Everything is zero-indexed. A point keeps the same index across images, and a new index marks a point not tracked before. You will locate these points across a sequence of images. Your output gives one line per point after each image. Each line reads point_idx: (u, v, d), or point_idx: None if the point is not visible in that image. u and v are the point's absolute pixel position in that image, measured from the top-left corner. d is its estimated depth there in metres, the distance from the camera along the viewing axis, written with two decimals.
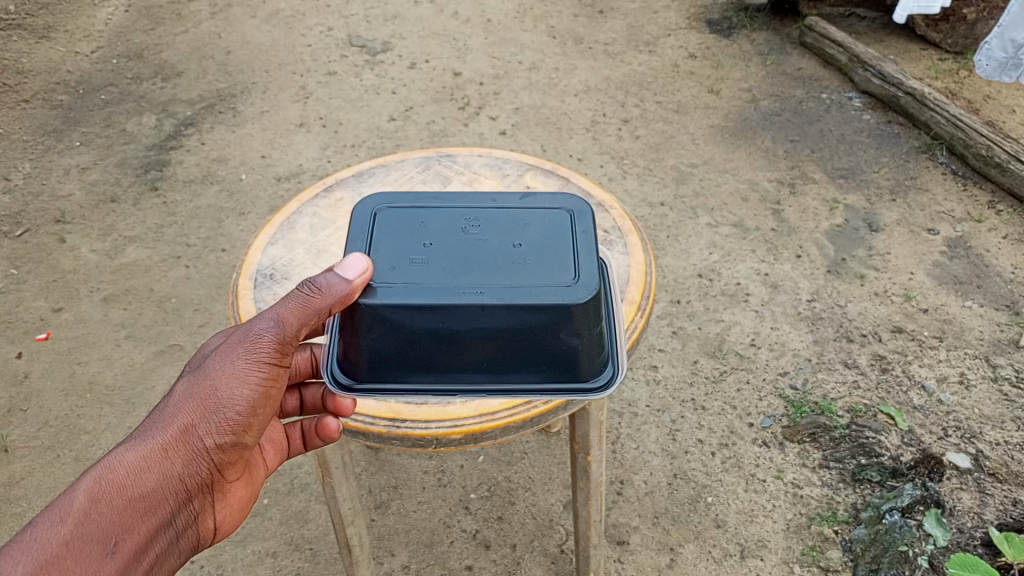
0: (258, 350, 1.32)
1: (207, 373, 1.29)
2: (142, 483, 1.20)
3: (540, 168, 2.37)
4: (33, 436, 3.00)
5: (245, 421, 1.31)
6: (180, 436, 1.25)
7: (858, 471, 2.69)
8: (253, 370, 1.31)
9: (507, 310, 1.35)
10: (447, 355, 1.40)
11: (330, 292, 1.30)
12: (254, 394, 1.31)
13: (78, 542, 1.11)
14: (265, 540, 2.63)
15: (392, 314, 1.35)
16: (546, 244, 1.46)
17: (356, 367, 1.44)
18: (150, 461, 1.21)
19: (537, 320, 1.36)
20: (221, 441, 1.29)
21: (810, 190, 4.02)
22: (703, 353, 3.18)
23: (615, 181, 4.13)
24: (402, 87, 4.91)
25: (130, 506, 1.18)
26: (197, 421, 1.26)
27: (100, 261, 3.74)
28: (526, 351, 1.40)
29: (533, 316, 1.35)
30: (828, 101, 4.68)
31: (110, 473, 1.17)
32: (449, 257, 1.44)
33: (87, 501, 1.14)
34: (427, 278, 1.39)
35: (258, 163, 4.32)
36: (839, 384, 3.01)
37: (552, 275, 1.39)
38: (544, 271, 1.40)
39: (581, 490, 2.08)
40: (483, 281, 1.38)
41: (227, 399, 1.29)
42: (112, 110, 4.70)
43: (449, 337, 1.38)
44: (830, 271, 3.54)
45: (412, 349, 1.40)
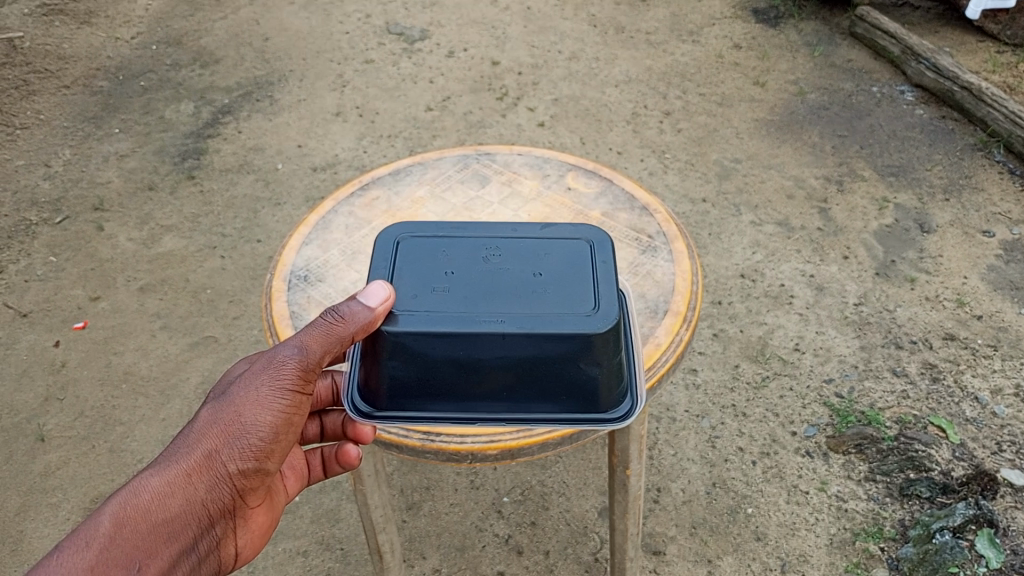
0: (281, 377, 1.27)
1: (230, 400, 1.26)
2: (166, 509, 1.17)
3: (582, 168, 2.29)
4: (69, 426, 3.01)
5: (268, 447, 1.27)
6: (204, 462, 1.22)
7: (906, 486, 2.59)
8: (276, 396, 1.27)
9: (527, 339, 1.29)
10: (467, 382, 1.34)
11: (354, 321, 1.26)
12: (278, 420, 1.27)
13: (102, 568, 1.09)
14: (295, 539, 2.62)
15: (413, 341, 1.30)
16: (566, 274, 1.40)
17: (376, 395, 1.39)
18: (173, 487, 1.18)
19: (557, 349, 1.30)
20: (245, 468, 1.25)
21: (859, 187, 3.89)
22: (745, 357, 3.09)
23: (655, 176, 4.03)
24: (440, 77, 4.85)
25: (154, 532, 1.16)
26: (220, 447, 1.23)
27: (136, 250, 3.74)
28: (547, 380, 1.34)
29: (553, 345, 1.29)
30: (879, 95, 4.52)
31: (135, 499, 1.14)
32: (471, 286, 1.38)
33: (113, 526, 1.12)
34: (448, 306, 1.33)
35: (294, 153, 4.29)
36: (886, 393, 2.90)
37: (570, 304, 1.33)
38: (561, 303, 1.34)
39: (619, 503, 2.02)
40: (502, 312, 1.32)
41: (250, 424, 1.25)
42: (151, 97, 4.71)
43: (469, 367, 1.32)
44: (879, 273, 3.41)
45: (432, 378, 1.34)
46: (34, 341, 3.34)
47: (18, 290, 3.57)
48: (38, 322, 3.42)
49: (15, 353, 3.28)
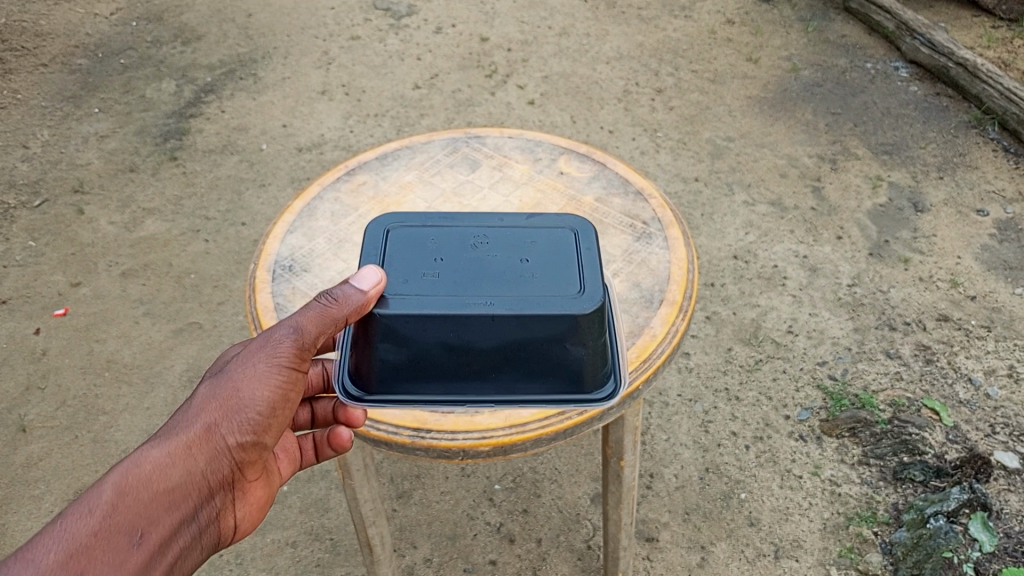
0: (279, 354, 1.23)
1: (228, 376, 1.21)
2: (165, 482, 1.12)
3: (574, 152, 2.24)
4: (51, 416, 2.95)
5: (266, 424, 1.23)
6: (203, 437, 1.17)
7: (900, 469, 2.57)
8: (275, 373, 1.23)
9: (517, 321, 1.26)
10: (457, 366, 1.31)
11: (348, 303, 1.23)
12: (276, 397, 1.24)
13: (104, 535, 1.04)
14: (283, 530, 2.58)
15: (403, 325, 1.27)
16: (553, 255, 1.37)
17: (365, 379, 1.36)
18: (173, 460, 1.14)
19: (546, 330, 1.27)
20: (243, 445, 1.21)
21: (852, 166, 3.84)
22: (738, 340, 3.06)
23: (647, 155, 3.97)
24: (427, 54, 4.75)
25: (155, 504, 1.11)
26: (219, 421, 1.18)
27: (118, 234, 3.67)
28: (535, 363, 1.31)
29: (542, 326, 1.27)
30: (873, 71, 4.46)
31: (135, 469, 1.10)
32: (460, 268, 1.35)
33: (114, 495, 1.07)
34: (437, 290, 1.30)
35: (279, 133, 4.20)
36: (880, 375, 2.88)
37: (558, 285, 1.30)
38: (550, 286, 1.30)
39: (613, 494, 2.00)
40: (492, 295, 1.28)
41: (249, 399, 1.21)
42: (131, 75, 4.60)
43: (459, 350, 1.29)
44: (872, 254, 3.38)
45: (422, 361, 1.31)
46: (14, 328, 3.27)
47: None
48: (17, 309, 3.35)
49: None
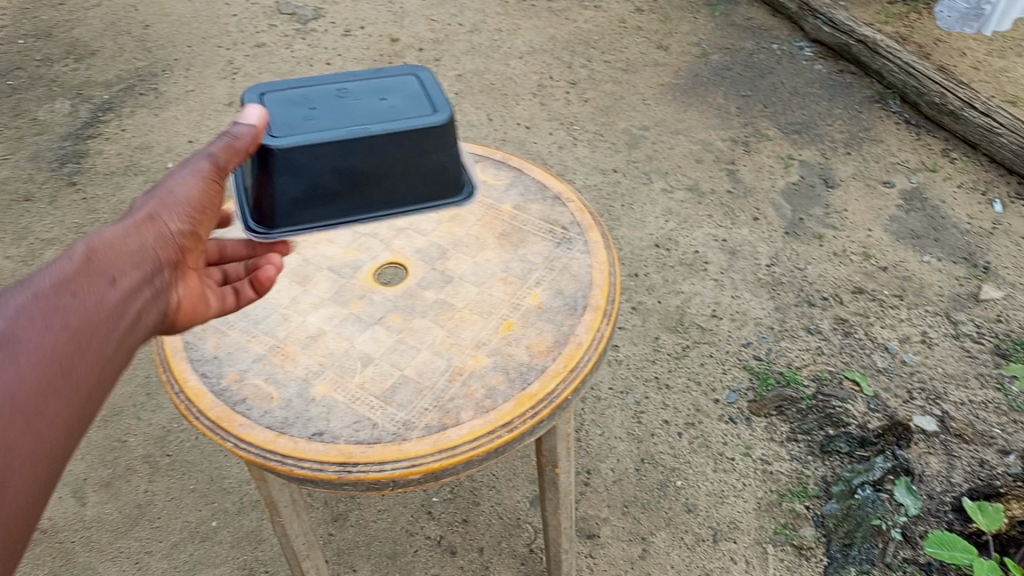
0: (200, 168, 1.34)
1: (156, 189, 1.30)
2: (124, 248, 1.18)
3: (490, 159, 2.26)
4: None
5: (199, 222, 1.32)
6: (147, 223, 1.24)
7: (826, 443, 2.64)
8: (201, 183, 1.33)
9: (391, 140, 1.41)
10: (342, 187, 1.45)
11: (245, 137, 1.33)
12: (204, 203, 1.33)
13: (83, 271, 1.09)
14: (216, 567, 2.50)
15: (297, 156, 1.38)
16: (403, 91, 1.51)
17: (267, 215, 1.48)
18: (125, 235, 1.20)
19: (413, 144, 1.43)
20: (184, 233, 1.29)
21: (764, 147, 3.92)
22: (664, 328, 3.09)
23: (565, 149, 3.97)
24: (337, 58, 4.65)
25: (121, 261, 1.16)
26: (159, 212, 1.26)
27: (17, 268, 3.48)
28: (407, 170, 1.48)
29: (409, 140, 1.43)
30: (778, 52, 4.56)
31: (92, 239, 1.15)
32: (333, 110, 1.45)
33: (83, 249, 1.12)
34: (318, 127, 1.41)
35: (185, 149, 4.05)
36: (802, 351, 2.94)
37: (414, 106, 1.46)
38: (414, 108, 1.46)
39: (550, 500, 2.03)
40: (367, 121, 1.41)
41: (182, 198, 1.30)
42: (21, 97, 4.36)
43: (347, 173, 1.43)
44: (788, 233, 3.45)
45: (318, 188, 1.44)
46: None
47: None
48: None
49: None
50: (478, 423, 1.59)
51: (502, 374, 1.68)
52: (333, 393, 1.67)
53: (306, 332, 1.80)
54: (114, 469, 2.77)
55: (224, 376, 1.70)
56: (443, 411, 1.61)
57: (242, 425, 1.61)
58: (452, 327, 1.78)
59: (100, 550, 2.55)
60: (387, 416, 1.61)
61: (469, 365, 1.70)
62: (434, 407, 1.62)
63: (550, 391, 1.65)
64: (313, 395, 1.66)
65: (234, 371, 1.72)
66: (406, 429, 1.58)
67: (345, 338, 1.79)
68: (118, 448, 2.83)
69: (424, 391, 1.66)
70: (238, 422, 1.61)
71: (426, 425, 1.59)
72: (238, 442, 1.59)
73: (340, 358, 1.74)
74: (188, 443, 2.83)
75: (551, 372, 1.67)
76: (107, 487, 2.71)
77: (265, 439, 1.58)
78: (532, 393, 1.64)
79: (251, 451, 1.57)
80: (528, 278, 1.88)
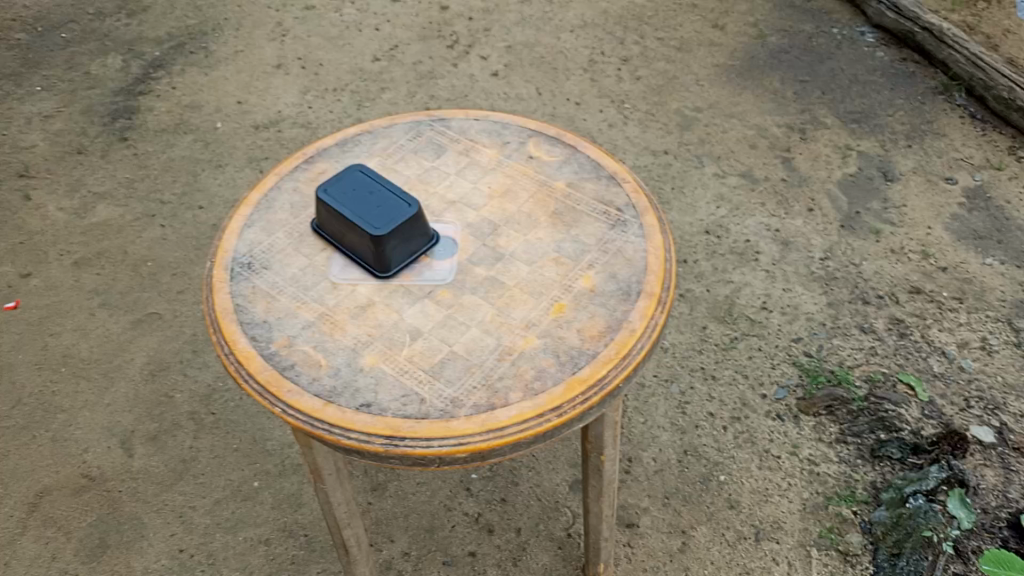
0: None
1: None
2: None
3: (544, 134, 2.20)
4: (6, 416, 2.82)
5: None
6: None
7: (877, 447, 2.58)
8: None
9: (360, 230, 1.74)
10: (333, 230, 1.83)
11: None
12: None
13: None
14: (257, 527, 2.51)
15: (326, 206, 1.80)
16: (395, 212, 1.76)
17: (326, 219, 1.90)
18: None
19: (367, 239, 1.74)
20: None
21: (822, 135, 3.81)
22: (712, 317, 3.03)
23: (616, 127, 3.88)
24: (386, 24, 4.58)
25: None
26: None
27: (69, 221, 3.50)
28: (357, 251, 1.81)
29: (366, 235, 1.74)
30: (839, 36, 4.41)
31: None
32: (360, 200, 1.77)
33: None
34: (344, 201, 1.77)
35: (234, 110, 4.03)
36: (855, 350, 2.87)
37: (379, 222, 1.74)
38: (369, 219, 1.74)
39: (593, 487, 2.00)
40: (351, 210, 1.76)
41: None
42: (74, 50, 4.37)
43: (346, 231, 1.79)
44: (844, 226, 3.36)
45: (337, 231, 1.82)
46: None
47: None
48: None
49: None
50: (527, 406, 1.54)
51: (552, 357, 1.63)
52: (381, 364, 1.63)
53: (356, 302, 1.75)
54: (160, 423, 2.79)
55: (273, 341, 1.67)
56: (492, 391, 1.57)
57: (290, 391, 1.58)
58: (503, 305, 1.73)
59: (146, 502, 2.58)
60: (435, 392, 1.57)
61: (519, 345, 1.65)
62: (482, 387, 1.58)
63: (601, 377, 1.60)
64: (361, 365, 1.63)
65: (283, 336, 1.68)
66: (454, 406, 1.55)
67: (394, 311, 1.73)
68: (164, 403, 2.85)
69: (473, 368, 1.61)
70: (286, 388, 1.59)
71: (474, 404, 1.55)
72: (287, 409, 1.56)
73: (388, 330, 1.70)
74: (232, 403, 2.85)
75: (603, 359, 1.62)
76: (153, 441, 2.74)
77: (312, 407, 1.55)
78: (583, 378, 1.59)
79: (298, 418, 1.55)
80: (580, 260, 1.83)
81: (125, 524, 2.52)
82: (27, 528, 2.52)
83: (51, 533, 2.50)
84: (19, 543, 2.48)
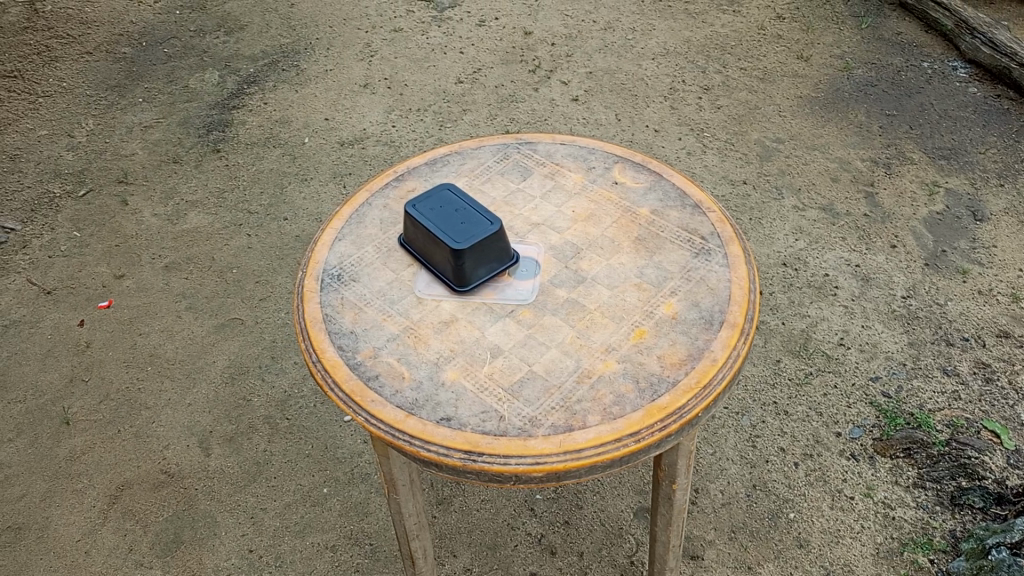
0: None
1: None
2: None
3: (629, 161, 2.22)
4: (94, 409, 2.95)
5: None
6: None
7: (958, 494, 2.49)
8: None
9: (442, 245, 1.79)
10: (419, 245, 1.89)
11: None
12: None
13: None
14: (324, 532, 2.57)
15: (412, 221, 1.86)
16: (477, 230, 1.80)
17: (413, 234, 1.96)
18: None
19: (449, 254, 1.79)
20: None
21: (907, 171, 3.72)
22: (787, 351, 2.98)
23: (694, 156, 3.87)
24: (470, 47, 4.69)
25: None
26: None
27: (162, 226, 3.68)
28: (439, 265, 1.86)
29: (448, 250, 1.78)
30: (930, 71, 4.32)
31: None
32: (445, 216, 1.82)
33: None
34: (430, 217, 1.83)
35: (321, 126, 4.17)
36: (937, 393, 2.78)
37: (461, 238, 1.78)
38: (451, 233, 1.78)
39: (662, 515, 2.00)
40: (434, 225, 1.81)
41: None
42: (175, 65, 4.60)
43: (429, 245, 1.84)
44: (928, 264, 3.26)
45: (421, 245, 1.88)
46: (60, 319, 3.29)
47: (42, 266, 3.52)
48: (63, 299, 3.36)
49: (40, 332, 3.23)
50: (605, 429, 1.55)
51: (632, 382, 1.64)
52: (462, 380, 1.66)
53: (439, 316, 1.80)
54: (237, 425, 2.89)
55: (359, 351, 1.73)
56: (570, 412, 1.59)
57: (373, 401, 1.63)
58: (583, 328, 1.75)
59: (220, 501, 2.67)
60: (514, 410, 1.60)
61: (599, 369, 1.67)
62: (560, 407, 1.60)
63: (681, 405, 1.59)
64: (443, 380, 1.67)
65: (368, 347, 1.74)
66: (532, 426, 1.57)
67: (476, 327, 1.77)
68: (242, 406, 2.95)
69: (552, 389, 1.64)
70: (370, 397, 1.63)
71: (552, 424, 1.57)
72: (369, 418, 1.61)
73: (470, 347, 1.73)
74: (306, 410, 2.93)
75: (683, 387, 1.62)
76: (230, 442, 2.84)
77: (394, 417, 1.60)
78: (662, 405, 1.59)
79: (380, 427, 1.59)
80: (663, 287, 1.84)
81: (199, 521, 2.61)
82: (107, 519, 2.62)
83: (130, 524, 2.61)
84: (99, 532, 2.59)
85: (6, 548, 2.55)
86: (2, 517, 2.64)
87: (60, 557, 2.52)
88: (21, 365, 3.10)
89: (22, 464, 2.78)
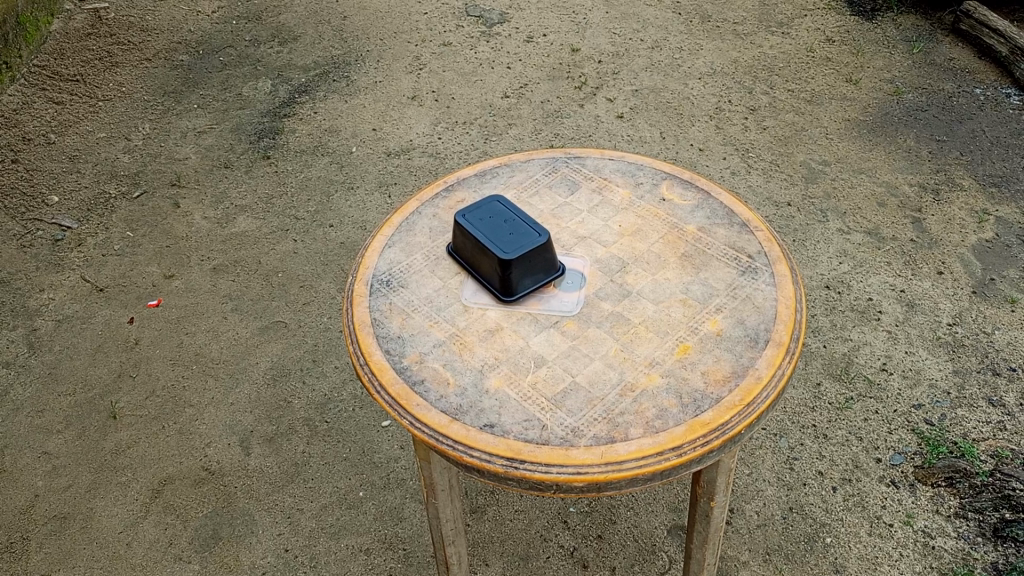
0: None
1: None
2: None
3: (677, 177, 2.24)
4: (141, 405, 3.03)
5: None
6: None
7: (1001, 526, 2.44)
8: None
9: (489, 254, 1.82)
10: (466, 253, 1.93)
11: None
12: None
13: None
14: (358, 535, 2.61)
15: (460, 229, 1.89)
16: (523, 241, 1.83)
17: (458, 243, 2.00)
18: None
19: (495, 262, 1.82)
20: None
21: (957, 197, 3.66)
22: (828, 374, 2.95)
23: (738, 175, 3.87)
24: (518, 63, 4.75)
25: None
26: None
27: (211, 229, 3.78)
28: (484, 275, 1.89)
29: (494, 259, 1.81)
30: (982, 97, 4.26)
31: None
32: (492, 227, 1.85)
33: None
34: (477, 227, 1.86)
35: (369, 136, 4.26)
36: (981, 423, 2.73)
37: (506, 249, 1.80)
38: (499, 244, 1.81)
39: (698, 532, 1.99)
40: (482, 236, 1.84)
41: None
42: (230, 73, 4.73)
43: (476, 254, 1.88)
44: (976, 292, 3.21)
45: (468, 254, 1.92)
46: (111, 316, 3.38)
47: (96, 264, 3.63)
48: (114, 297, 3.46)
49: (91, 328, 3.33)
50: (647, 442, 1.56)
51: (675, 398, 1.64)
52: (506, 388, 1.69)
53: (485, 325, 1.82)
54: (278, 426, 2.94)
55: (405, 355, 1.77)
56: (612, 424, 1.60)
57: (418, 405, 1.66)
58: (627, 341, 1.77)
59: (259, 500, 2.72)
60: (557, 420, 1.62)
61: (642, 383, 1.68)
62: (603, 419, 1.61)
63: (724, 422, 1.59)
64: (487, 387, 1.69)
65: (415, 352, 1.77)
66: (574, 436, 1.58)
67: (521, 336, 1.80)
68: (282, 407, 3.01)
69: (595, 400, 1.65)
70: (415, 401, 1.67)
71: (595, 435, 1.58)
72: (414, 421, 1.64)
73: (514, 355, 1.76)
74: (345, 413, 2.98)
75: (726, 404, 1.62)
76: (270, 442, 2.89)
77: (438, 422, 1.62)
78: (705, 421, 1.59)
79: (424, 431, 1.62)
80: (708, 303, 1.84)
81: (237, 519, 2.66)
82: (149, 513, 2.68)
83: (170, 519, 2.66)
84: (140, 526, 2.65)
85: (51, 536, 2.62)
86: (49, 506, 2.72)
87: (102, 547, 2.59)
88: (72, 359, 3.20)
89: (69, 454, 2.87)
